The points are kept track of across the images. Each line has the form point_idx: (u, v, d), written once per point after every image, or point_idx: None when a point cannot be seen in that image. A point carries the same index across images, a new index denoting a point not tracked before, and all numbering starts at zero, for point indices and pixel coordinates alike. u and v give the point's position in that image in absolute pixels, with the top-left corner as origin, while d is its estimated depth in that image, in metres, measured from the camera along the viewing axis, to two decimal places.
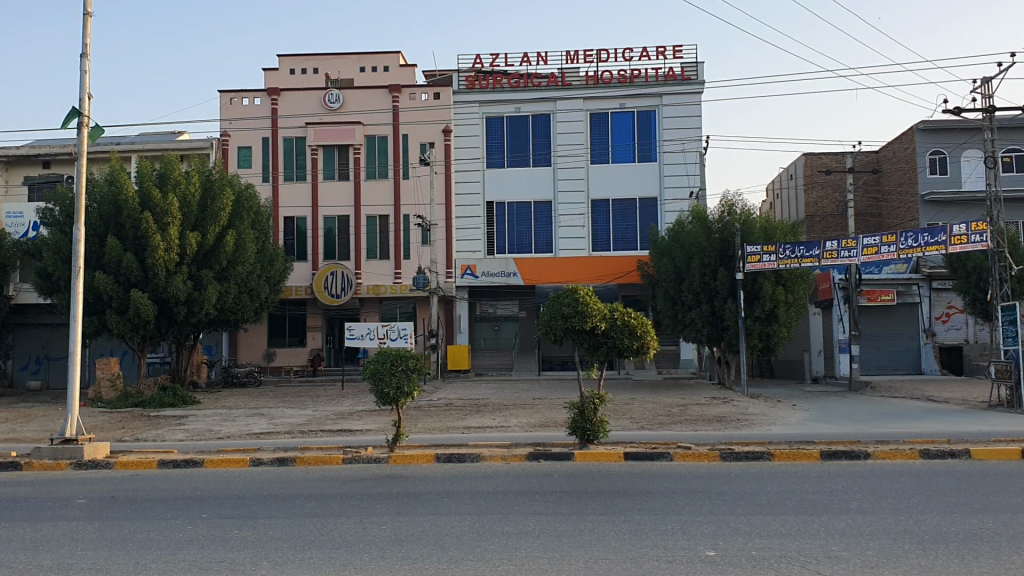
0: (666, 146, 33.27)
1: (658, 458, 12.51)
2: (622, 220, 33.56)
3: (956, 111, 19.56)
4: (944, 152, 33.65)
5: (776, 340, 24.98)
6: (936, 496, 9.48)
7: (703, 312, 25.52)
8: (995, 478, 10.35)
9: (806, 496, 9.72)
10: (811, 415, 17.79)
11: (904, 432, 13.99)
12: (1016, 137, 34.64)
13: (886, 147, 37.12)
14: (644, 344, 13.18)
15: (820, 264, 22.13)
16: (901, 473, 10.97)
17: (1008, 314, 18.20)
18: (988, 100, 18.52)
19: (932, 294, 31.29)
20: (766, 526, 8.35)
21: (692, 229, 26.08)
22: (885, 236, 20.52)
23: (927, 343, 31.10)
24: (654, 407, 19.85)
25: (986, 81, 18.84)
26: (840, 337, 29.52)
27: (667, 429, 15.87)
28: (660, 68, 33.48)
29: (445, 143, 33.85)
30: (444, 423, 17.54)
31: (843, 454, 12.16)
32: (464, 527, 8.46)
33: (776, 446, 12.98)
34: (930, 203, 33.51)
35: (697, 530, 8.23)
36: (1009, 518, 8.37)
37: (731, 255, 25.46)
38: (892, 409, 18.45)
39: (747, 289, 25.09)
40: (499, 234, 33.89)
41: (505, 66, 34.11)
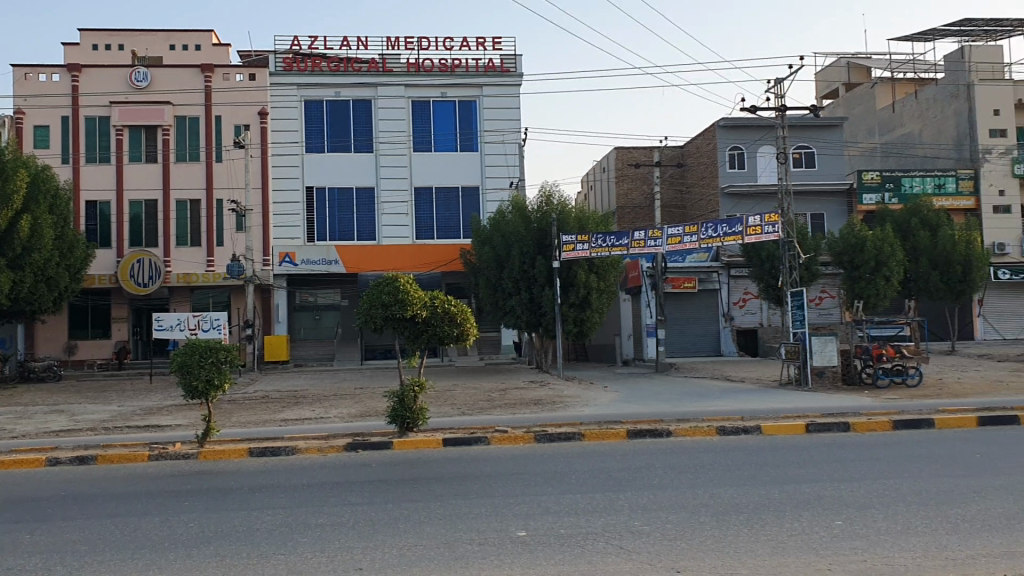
0: (486, 136, 33.74)
1: (475, 442, 12.73)
2: (445, 208, 33.68)
3: (752, 110, 20.80)
4: (743, 148, 35.79)
5: (589, 325, 25.90)
6: (730, 469, 10.15)
7: (521, 299, 26.07)
8: (782, 452, 11.18)
9: (612, 473, 10.19)
10: (620, 396, 18.61)
11: (703, 410, 14.85)
12: (804, 136, 37.40)
13: (690, 142, 38.97)
14: (463, 331, 13.33)
15: (629, 252, 23.06)
16: (697, 448, 11.67)
17: (796, 299, 19.65)
18: (780, 101, 19.79)
19: (731, 281, 33.27)
20: (573, 504, 8.69)
21: (511, 217, 26.55)
22: (688, 226, 21.59)
23: (725, 326, 33.11)
24: (474, 392, 20.19)
25: (778, 82, 20.09)
26: (649, 322, 31.04)
27: (485, 414, 16.20)
28: (480, 59, 33.82)
29: (262, 126, 32.82)
30: (260, 415, 17.13)
31: (647, 433, 12.78)
32: (273, 520, 8.32)
33: (586, 427, 13.49)
34: (729, 196, 35.51)
35: (509, 511, 8.49)
36: (792, 488, 9.10)
37: (548, 243, 26.16)
38: (695, 388, 19.54)
39: (563, 276, 25.81)
40: (319, 220, 33.27)
41: (324, 50, 33.42)
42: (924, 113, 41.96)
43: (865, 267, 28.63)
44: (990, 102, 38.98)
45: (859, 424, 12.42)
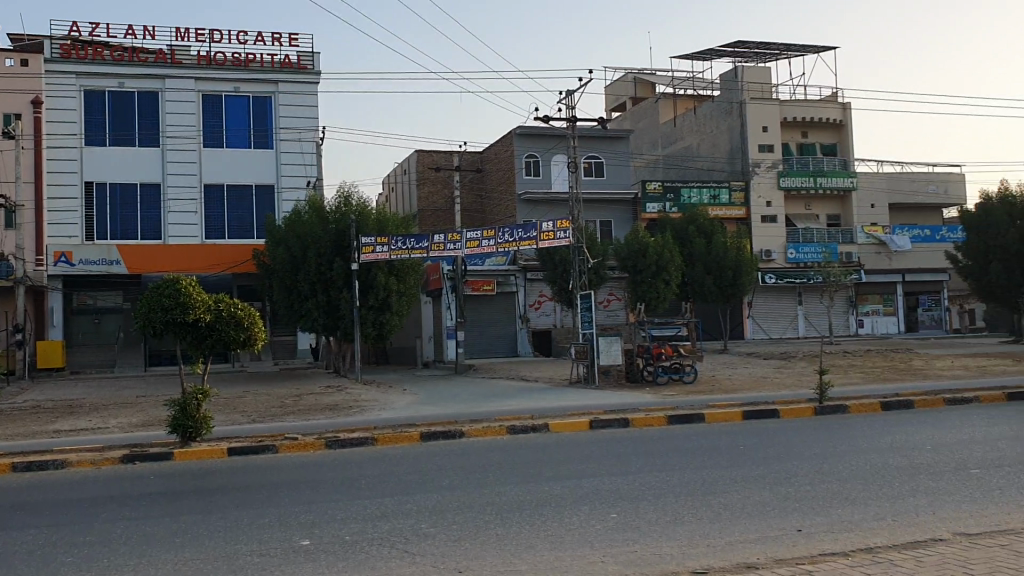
0: (281, 134, 32.96)
1: (264, 450, 12.37)
2: (238, 207, 32.56)
3: (545, 119, 21.39)
4: (537, 156, 36.93)
5: (388, 328, 25.78)
6: (518, 468, 10.42)
7: (318, 301, 25.61)
8: (567, 449, 11.59)
9: (402, 477, 10.20)
10: (417, 399, 18.66)
11: (495, 411, 15.14)
12: (595, 146, 38.99)
13: (488, 148, 39.68)
14: (250, 336, 12.97)
15: (428, 255, 23.15)
16: (487, 448, 11.89)
17: (584, 302, 20.47)
18: (570, 111, 20.52)
19: (528, 283, 34.17)
20: (360, 510, 8.65)
21: (308, 218, 26.01)
22: (485, 231, 21.98)
23: (523, 328, 33.96)
24: (267, 398, 19.62)
25: (569, 93, 20.82)
26: (449, 324, 31.41)
27: (278, 420, 15.78)
28: (276, 55, 32.99)
29: (34, 115, 30.47)
30: (28, 428, 15.89)
31: (440, 435, 12.88)
32: (35, 542, 7.75)
33: (380, 430, 13.43)
34: (526, 202, 36.39)
35: (294, 520, 8.33)
36: (574, 484, 9.45)
37: (346, 245, 25.86)
38: (491, 389, 19.88)
39: (361, 278, 25.58)
40: (100, 218, 31.33)
41: (106, 37, 31.51)
42: (702, 128, 44.63)
43: (647, 270, 30.14)
44: (760, 118, 41.99)
45: (638, 420, 13.06)
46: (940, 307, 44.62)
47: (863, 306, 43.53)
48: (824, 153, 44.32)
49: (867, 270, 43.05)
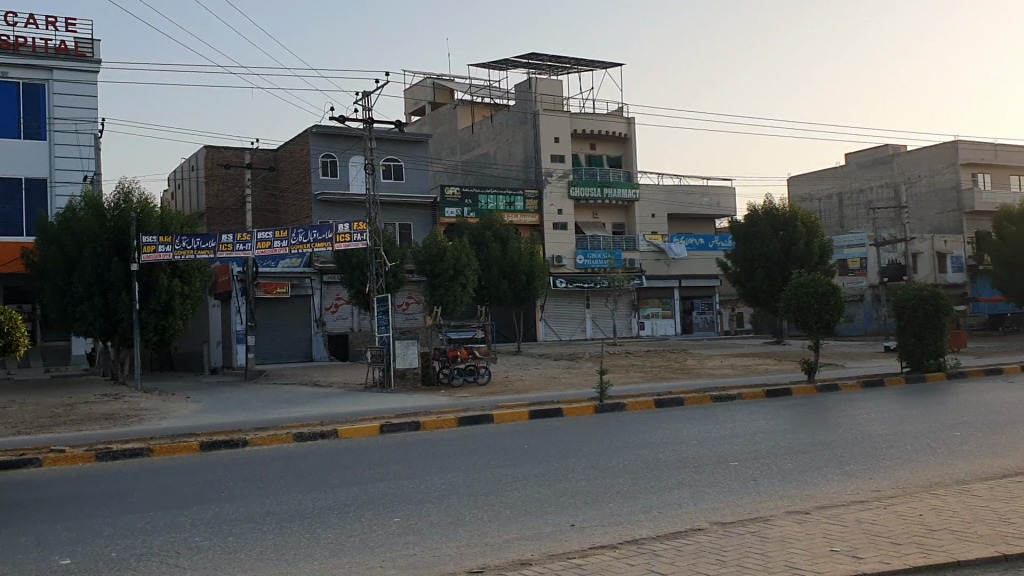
0: (56, 124, 30.77)
1: (24, 464, 11.47)
2: (4, 202, 30.09)
3: (341, 120, 21.12)
4: (334, 156, 36.43)
5: (171, 333, 24.60)
6: (302, 475, 10.23)
7: (94, 304, 24.06)
8: (354, 454, 11.48)
9: (178, 489, 9.77)
10: (202, 406, 17.90)
11: (282, 418, 14.76)
12: (392, 149, 38.90)
13: (282, 147, 38.78)
14: (12, 340, 12.01)
15: (216, 256, 22.27)
16: (272, 456, 11.59)
17: (381, 305, 20.16)
18: (367, 113, 20.38)
19: (323, 287, 33.72)
20: (130, 525, 8.21)
21: (82, 214, 24.34)
22: (278, 232, 21.43)
23: (317, 332, 33.43)
24: (34, 409, 18.21)
25: (366, 95, 20.67)
26: (239, 328, 30.44)
27: (43, 432, 14.68)
28: (50, 40, 30.76)
29: None
30: None
31: (222, 444, 12.43)
32: None
33: (157, 441, 12.77)
34: (321, 203, 35.82)
35: (53, 539, 7.80)
36: (358, 489, 9.39)
37: (126, 244, 24.48)
38: (282, 395, 19.38)
39: (142, 280, 24.38)
40: None
41: None
42: (498, 135, 45.88)
43: (445, 275, 30.41)
44: (553, 128, 43.81)
45: (427, 423, 13.15)
46: (712, 310, 47.76)
47: (645, 310, 45.74)
48: (609, 165, 46.61)
49: (648, 276, 45.39)
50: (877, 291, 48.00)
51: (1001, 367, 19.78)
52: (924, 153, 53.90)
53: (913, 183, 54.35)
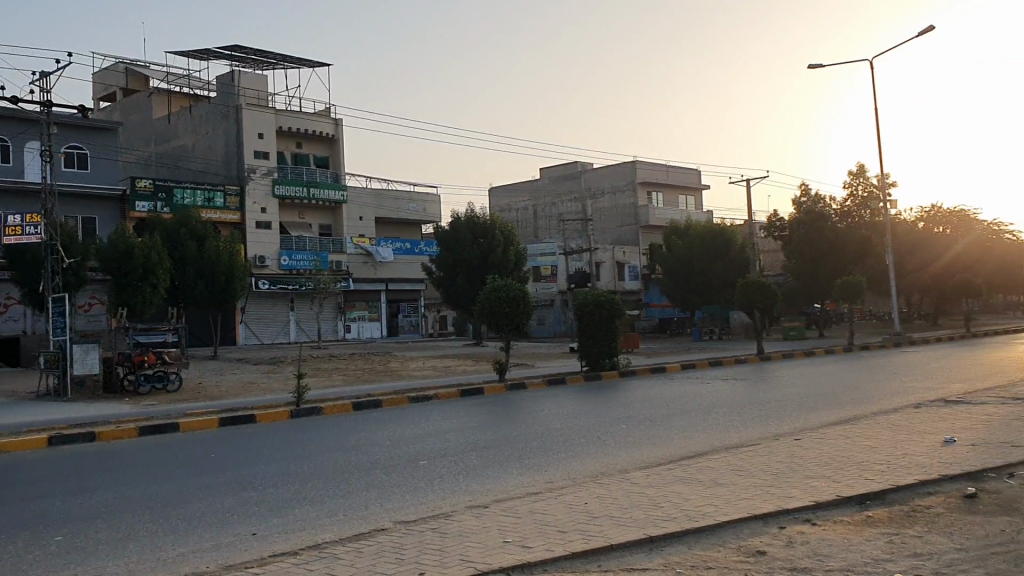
0: None
1: None
2: None
3: (10, 100, 19.17)
4: (6, 141, 33.10)
5: None
6: None
7: None
8: (14, 470, 10.41)
9: None
10: None
11: None
12: (77, 136, 35.83)
13: None
14: None
15: None
16: None
17: (58, 306, 18.53)
18: (44, 95, 18.67)
19: None
20: None
21: None
22: None
23: None
24: None
25: (42, 75, 18.94)
26: None
27: None
28: None
29: None
30: None
31: None
32: None
33: None
34: None
35: None
36: (17, 508, 8.54)
37: None
38: None
39: None
40: None
41: None
42: (198, 129, 43.71)
43: (133, 273, 28.48)
44: (255, 125, 42.47)
45: (104, 434, 12.25)
46: (417, 313, 49.09)
47: (350, 313, 45.77)
48: (316, 165, 46.26)
49: (354, 278, 45.36)
50: (565, 296, 50.86)
51: (665, 367, 21.77)
52: (609, 170, 58.37)
53: (597, 199, 58.57)
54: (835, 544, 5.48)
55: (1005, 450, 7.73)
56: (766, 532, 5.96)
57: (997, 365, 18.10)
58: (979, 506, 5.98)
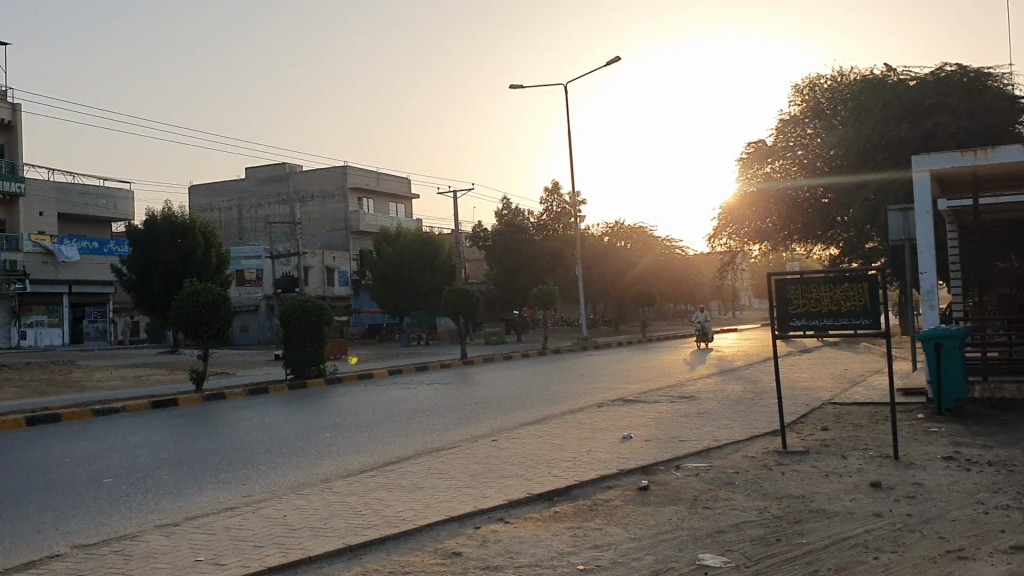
0: None
1: None
2: None
3: None
4: None
5: None
6: None
7: None
8: None
9: None
10: None
11: None
12: None
13: None
14: None
15: None
16: None
17: None
18: None
19: None
20: None
21: None
22: None
23: None
24: None
25: None
26: None
27: None
28: None
29: None
30: None
31: None
32: None
33: None
34: None
35: None
36: None
37: None
38: None
39: None
40: None
41: None
42: None
43: None
44: None
45: None
46: (103, 319, 45.79)
47: (26, 317, 41.56)
48: None
49: (32, 280, 41.26)
50: (271, 301, 49.71)
51: (371, 372, 21.85)
52: (318, 174, 57.72)
53: (307, 202, 57.64)
54: (523, 541, 5.74)
55: (672, 445, 8.52)
56: (462, 533, 6.11)
57: (668, 367, 20.01)
58: (651, 497, 6.53)
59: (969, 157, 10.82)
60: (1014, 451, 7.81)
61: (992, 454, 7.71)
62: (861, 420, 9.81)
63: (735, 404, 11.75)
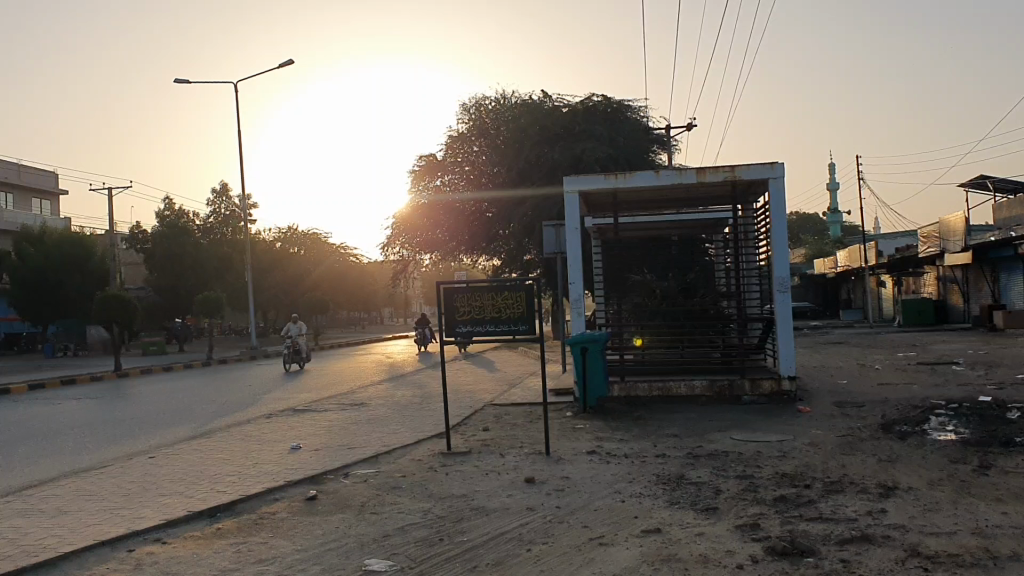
0: None
1: None
2: None
3: None
4: None
5: None
6: None
7: None
8: None
9: None
10: None
11: None
12: None
13: None
14: None
15: None
16: None
17: None
18: None
19: None
20: None
21: None
22: None
23: None
24: None
25: None
26: None
27: None
28: None
29: None
30: None
31: None
32: None
33: None
34: None
35: None
36: None
37: None
38: None
39: None
40: None
41: None
42: None
43: None
44: None
45: None
46: None
47: None
48: None
49: None
50: None
51: (7, 387, 19.57)
52: None
53: None
54: (184, 561, 5.48)
55: (339, 452, 8.56)
56: (113, 557, 5.69)
57: (335, 376, 19.91)
58: (319, 506, 6.52)
59: (611, 179, 11.95)
60: (645, 444, 8.76)
61: (628, 446, 8.58)
62: (519, 419, 10.48)
63: (403, 409, 12.01)
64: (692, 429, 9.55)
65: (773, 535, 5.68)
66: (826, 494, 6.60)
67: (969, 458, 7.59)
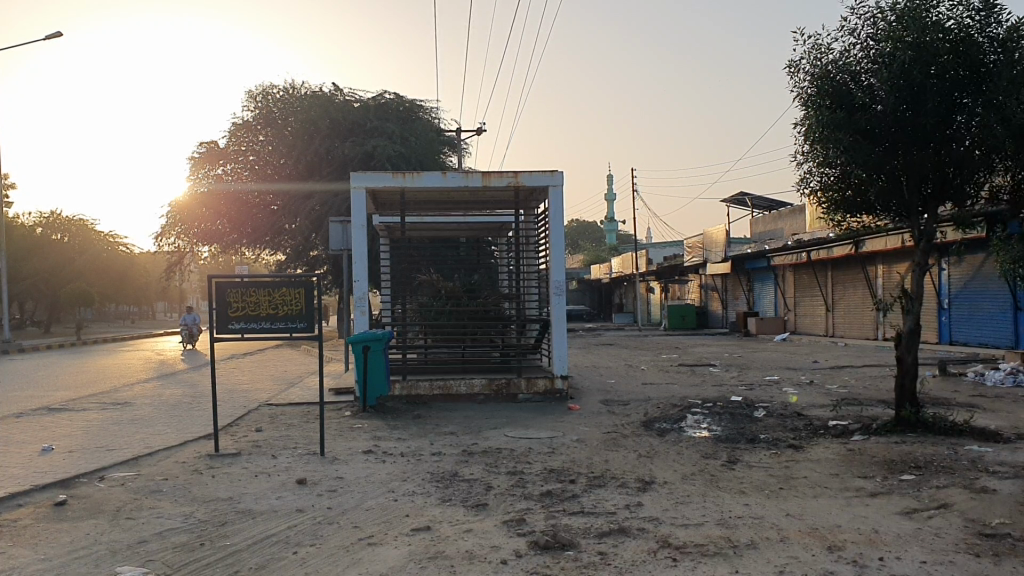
0: None
1: None
2: None
3: None
4: None
5: None
6: None
7: None
8: None
9: None
10: None
11: None
12: None
13: None
14: None
15: None
16: None
17: None
18: None
19: None
20: None
21: None
22: None
23: None
24: None
25: None
26: None
27: None
28: None
29: None
30: None
31: None
32: None
33: None
34: None
35: None
36: None
37: None
38: None
39: None
40: None
41: None
42: None
43: None
44: None
45: None
46: None
47: None
48: None
49: None
50: None
51: None
52: None
53: None
54: None
55: (95, 455, 8.03)
56: None
57: None
58: (68, 513, 6.10)
59: (398, 178, 11.98)
60: (420, 443, 8.83)
61: (403, 445, 8.61)
62: (294, 420, 10.25)
63: (170, 409, 11.44)
64: (468, 428, 9.70)
65: (537, 531, 5.89)
66: (588, 488, 6.93)
67: (718, 454, 8.18)
